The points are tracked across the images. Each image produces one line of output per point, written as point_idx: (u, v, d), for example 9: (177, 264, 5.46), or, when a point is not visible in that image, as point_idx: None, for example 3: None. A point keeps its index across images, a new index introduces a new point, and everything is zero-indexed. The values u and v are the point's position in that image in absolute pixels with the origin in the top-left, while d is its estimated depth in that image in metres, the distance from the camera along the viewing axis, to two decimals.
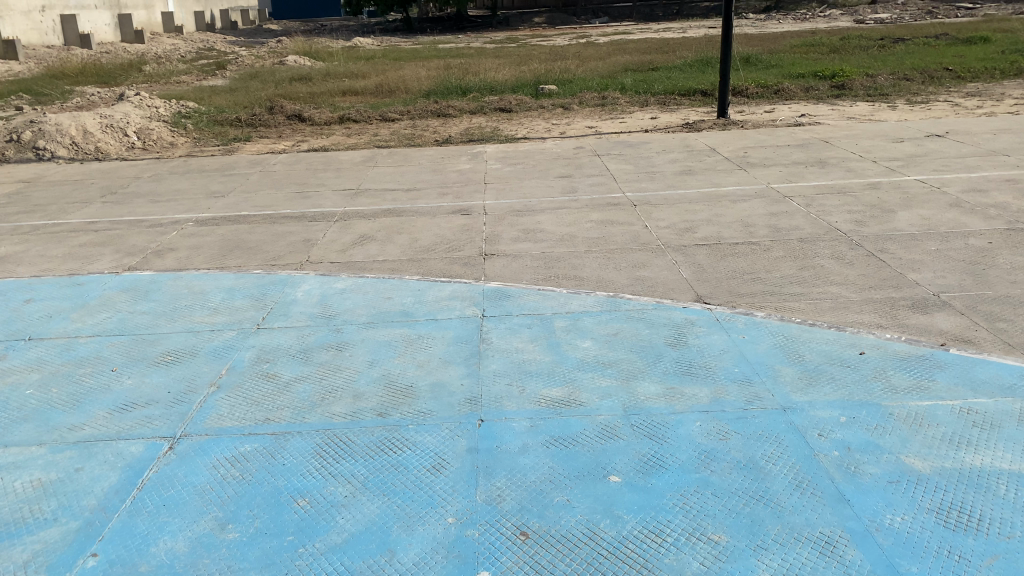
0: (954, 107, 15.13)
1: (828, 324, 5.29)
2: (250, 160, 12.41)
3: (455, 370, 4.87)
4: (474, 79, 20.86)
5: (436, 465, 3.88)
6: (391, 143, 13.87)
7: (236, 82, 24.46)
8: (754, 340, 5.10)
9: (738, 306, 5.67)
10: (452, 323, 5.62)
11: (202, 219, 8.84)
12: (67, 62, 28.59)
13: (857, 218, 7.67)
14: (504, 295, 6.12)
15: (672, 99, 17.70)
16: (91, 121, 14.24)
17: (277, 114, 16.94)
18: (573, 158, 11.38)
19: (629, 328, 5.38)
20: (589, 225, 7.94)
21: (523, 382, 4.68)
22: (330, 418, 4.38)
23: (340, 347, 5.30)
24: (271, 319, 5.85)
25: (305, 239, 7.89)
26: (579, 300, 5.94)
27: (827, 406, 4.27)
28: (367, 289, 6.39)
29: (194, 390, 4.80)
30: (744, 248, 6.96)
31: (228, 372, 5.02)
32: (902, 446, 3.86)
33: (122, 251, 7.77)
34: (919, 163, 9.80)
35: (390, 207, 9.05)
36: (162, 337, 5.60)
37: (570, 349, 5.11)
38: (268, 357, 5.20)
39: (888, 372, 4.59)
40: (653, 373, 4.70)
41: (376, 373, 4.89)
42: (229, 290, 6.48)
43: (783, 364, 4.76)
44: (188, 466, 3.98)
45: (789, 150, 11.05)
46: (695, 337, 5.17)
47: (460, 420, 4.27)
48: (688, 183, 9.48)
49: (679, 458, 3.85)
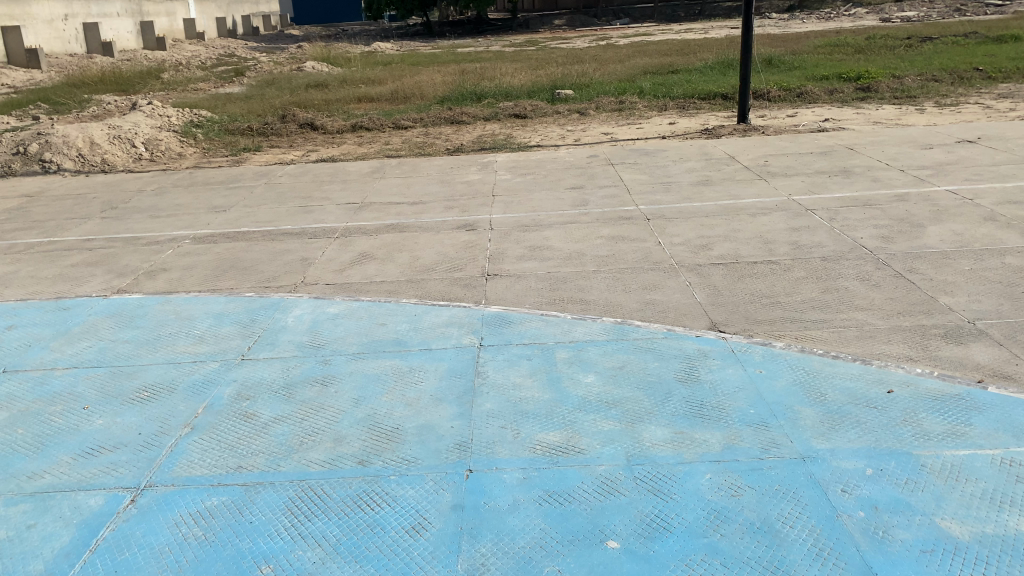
0: (986, 109, 14.56)
1: (852, 357, 4.87)
2: (257, 172, 12.14)
3: (445, 410, 4.50)
4: (490, 84, 20.53)
5: (416, 526, 3.53)
6: (402, 152, 13.56)
7: (252, 89, 24.30)
8: (772, 375, 4.68)
9: (755, 335, 5.26)
10: (447, 354, 5.25)
11: (200, 236, 8.56)
12: (88, 70, 28.62)
13: (884, 233, 7.22)
14: (504, 322, 5.75)
15: (691, 103, 17.26)
16: (99, 131, 14.07)
17: (289, 122, 16.70)
18: (586, 168, 10.99)
19: (636, 360, 4.98)
20: (599, 242, 7.55)
21: (518, 424, 4.31)
22: (306, 467, 4.04)
23: (326, 382, 4.96)
24: (257, 349, 5.52)
25: (303, 258, 7.58)
26: (584, 327, 5.55)
27: (851, 455, 3.85)
28: (360, 314, 6.05)
29: (166, 431, 4.47)
30: (763, 267, 6.54)
31: (205, 411, 4.69)
32: (937, 506, 3.45)
33: (113, 271, 7.50)
34: (949, 172, 9.31)
35: (393, 222, 8.72)
36: (140, 370, 5.29)
37: (572, 384, 4.72)
38: (249, 394, 4.87)
39: (919, 415, 4.17)
40: (660, 415, 4.31)
41: (362, 412, 4.55)
42: (217, 316, 6.17)
43: (804, 405, 4.35)
44: (148, 523, 3.65)
45: (811, 158, 10.60)
46: (707, 372, 4.77)
47: (447, 471, 3.91)
48: (705, 195, 9.06)
49: (685, 520, 3.46)
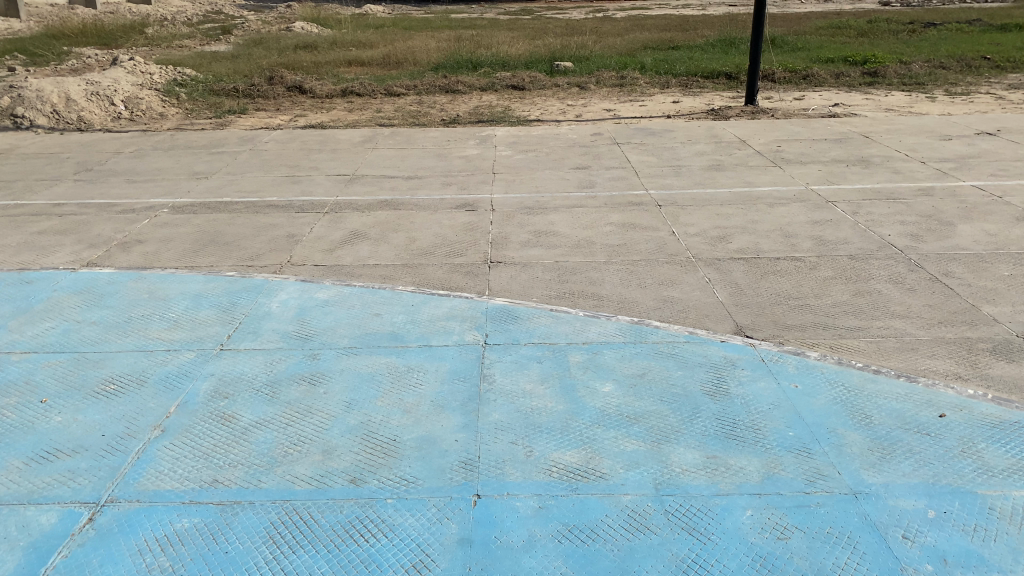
0: (998, 100, 14.13)
1: (895, 373, 4.43)
2: (242, 136, 11.51)
3: (448, 420, 4.03)
4: (486, 52, 19.86)
5: (417, 565, 3.07)
6: (395, 121, 12.94)
7: (240, 48, 23.51)
8: (810, 392, 4.23)
9: (786, 342, 4.81)
10: (447, 353, 4.76)
11: (179, 205, 7.98)
12: (69, 21, 27.63)
13: (912, 231, 6.78)
14: (510, 317, 5.27)
15: (694, 81, 16.73)
16: (76, 87, 13.34)
17: (277, 84, 15.98)
18: (590, 147, 10.47)
19: (658, 368, 4.52)
20: (609, 229, 7.07)
21: (531, 440, 3.84)
22: (291, 484, 3.57)
23: (314, 380, 4.46)
24: (237, 338, 5.00)
25: (290, 235, 7.06)
26: (598, 327, 5.07)
27: (909, 492, 3.42)
28: (351, 302, 5.53)
29: (133, 433, 3.97)
30: (787, 264, 6.09)
31: (178, 411, 4.19)
32: (1014, 561, 3.03)
33: (83, 241, 6.92)
34: (972, 166, 8.87)
35: (387, 198, 8.18)
36: (107, 358, 4.76)
37: (588, 394, 4.25)
38: (227, 392, 4.37)
39: (978, 445, 3.74)
40: (690, 434, 3.86)
41: (354, 418, 4.06)
42: (195, 298, 5.64)
43: (848, 428, 3.91)
44: (107, 550, 3.17)
45: (826, 145, 10.13)
46: (738, 385, 4.31)
47: (451, 495, 3.44)
48: (718, 181, 8.59)
49: (728, 568, 3.02)
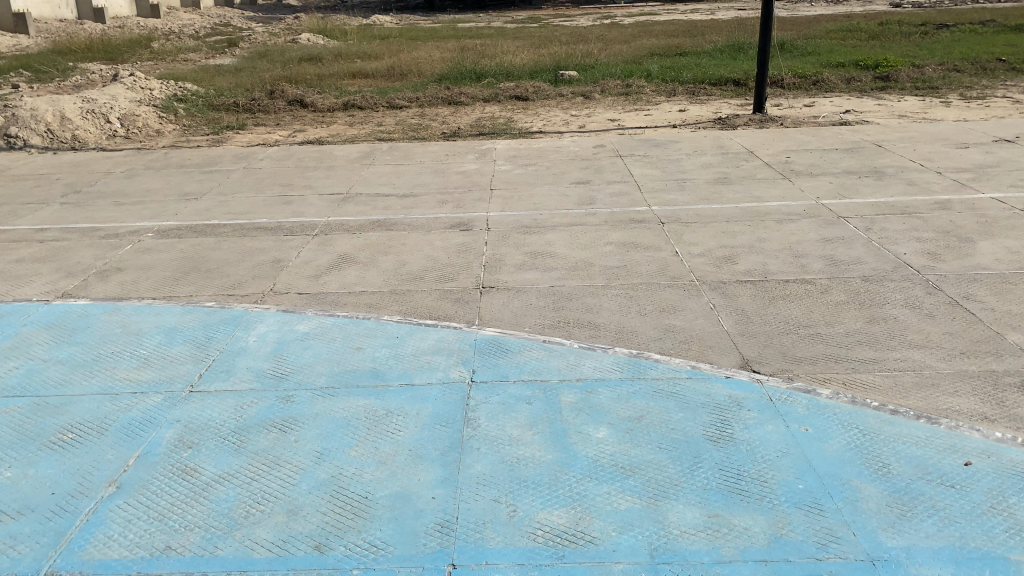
0: (1015, 104, 13.71)
1: (915, 413, 4.06)
2: (237, 154, 11.26)
3: (426, 473, 3.70)
4: (490, 62, 19.58)
5: None
6: (394, 135, 12.66)
7: (244, 61, 23.37)
8: (822, 437, 3.88)
9: (796, 378, 4.46)
10: (430, 393, 4.43)
11: (164, 229, 7.71)
12: (75, 36, 27.60)
13: (929, 249, 6.41)
14: (500, 350, 4.93)
15: (702, 88, 16.39)
16: (72, 106, 13.17)
17: (277, 98, 15.74)
18: (592, 160, 10.14)
19: (656, 409, 4.17)
20: (608, 250, 6.73)
21: (515, 497, 3.51)
22: (250, 551, 3.25)
23: (286, 427, 4.14)
24: (208, 378, 4.69)
25: (276, 260, 6.77)
26: (593, 362, 4.73)
27: (932, 557, 3.07)
28: (333, 336, 5.21)
29: (85, 491, 3.67)
30: (796, 288, 5.74)
31: (136, 463, 3.88)
32: None
33: (61, 269, 6.65)
34: (992, 176, 8.49)
35: (379, 218, 7.89)
36: (68, 403, 4.46)
37: (581, 440, 3.92)
38: (191, 441, 4.06)
39: (1009, 500, 3.38)
40: (689, 489, 3.52)
41: (324, 472, 3.75)
42: (169, 332, 5.33)
43: (865, 480, 3.55)
44: None
45: (837, 155, 9.76)
46: (743, 429, 3.96)
47: (423, 565, 3.12)
48: (724, 195, 8.24)
49: None
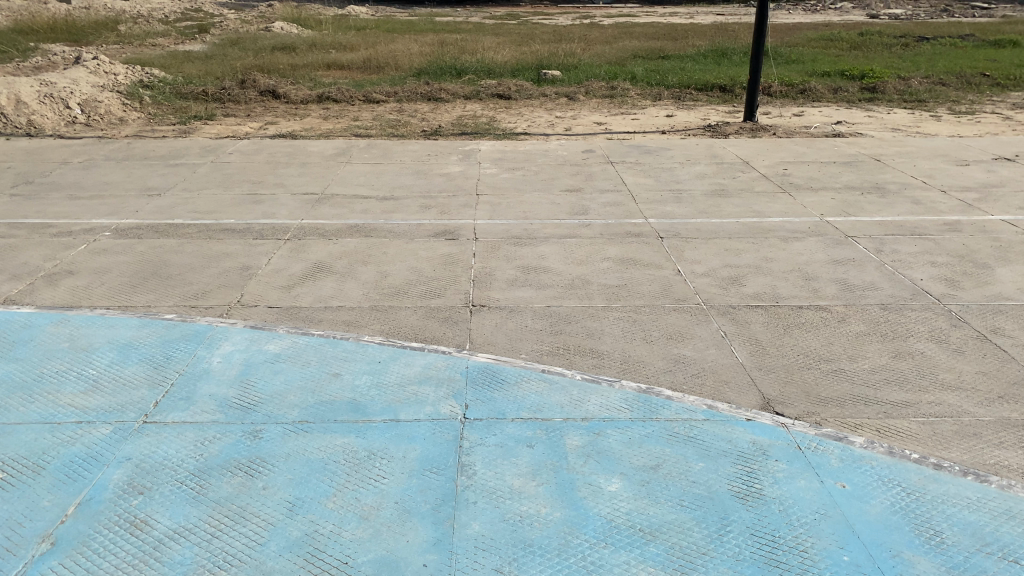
0: (1006, 120, 13.51)
1: (960, 469, 3.65)
2: (205, 146, 10.62)
3: (416, 533, 3.20)
4: (471, 58, 19.05)
5: None
6: (372, 131, 12.08)
7: (215, 48, 22.58)
8: (862, 496, 3.45)
9: (825, 424, 4.03)
10: (417, 431, 3.92)
11: (123, 228, 7.10)
12: (38, 15, 26.55)
13: (946, 275, 6.04)
14: (494, 380, 4.44)
15: (687, 93, 16.03)
16: (28, 89, 12.44)
17: (249, 88, 15.07)
18: (581, 166, 9.67)
19: (674, 458, 3.72)
20: (606, 266, 6.27)
21: (520, 567, 3.03)
22: None
23: (252, 471, 3.62)
24: (165, 406, 4.14)
25: (245, 267, 6.21)
26: (599, 397, 4.26)
27: None
28: (307, 359, 4.68)
29: (13, 548, 3.12)
30: (812, 315, 5.32)
31: (77, 513, 3.33)
32: None
33: (5, 272, 6.03)
34: (998, 196, 8.17)
35: (357, 222, 7.36)
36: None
37: (592, 496, 3.44)
38: (143, 485, 3.51)
39: None
40: (720, 560, 3.07)
41: (297, 528, 3.23)
42: (123, 349, 4.77)
43: (918, 552, 3.13)
44: None
45: (835, 169, 9.40)
46: (772, 484, 3.52)
47: None
48: (724, 209, 7.82)
49: None
